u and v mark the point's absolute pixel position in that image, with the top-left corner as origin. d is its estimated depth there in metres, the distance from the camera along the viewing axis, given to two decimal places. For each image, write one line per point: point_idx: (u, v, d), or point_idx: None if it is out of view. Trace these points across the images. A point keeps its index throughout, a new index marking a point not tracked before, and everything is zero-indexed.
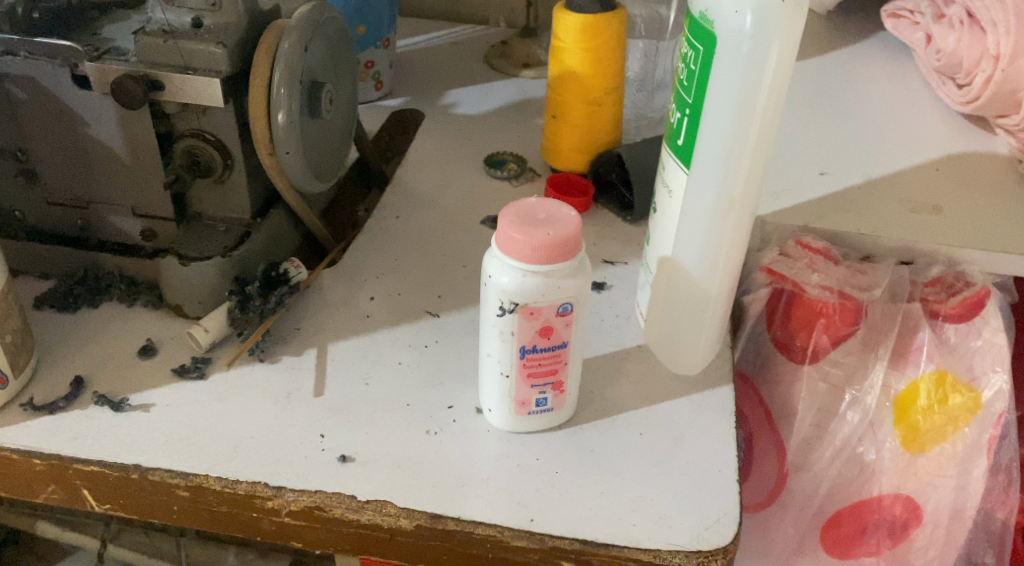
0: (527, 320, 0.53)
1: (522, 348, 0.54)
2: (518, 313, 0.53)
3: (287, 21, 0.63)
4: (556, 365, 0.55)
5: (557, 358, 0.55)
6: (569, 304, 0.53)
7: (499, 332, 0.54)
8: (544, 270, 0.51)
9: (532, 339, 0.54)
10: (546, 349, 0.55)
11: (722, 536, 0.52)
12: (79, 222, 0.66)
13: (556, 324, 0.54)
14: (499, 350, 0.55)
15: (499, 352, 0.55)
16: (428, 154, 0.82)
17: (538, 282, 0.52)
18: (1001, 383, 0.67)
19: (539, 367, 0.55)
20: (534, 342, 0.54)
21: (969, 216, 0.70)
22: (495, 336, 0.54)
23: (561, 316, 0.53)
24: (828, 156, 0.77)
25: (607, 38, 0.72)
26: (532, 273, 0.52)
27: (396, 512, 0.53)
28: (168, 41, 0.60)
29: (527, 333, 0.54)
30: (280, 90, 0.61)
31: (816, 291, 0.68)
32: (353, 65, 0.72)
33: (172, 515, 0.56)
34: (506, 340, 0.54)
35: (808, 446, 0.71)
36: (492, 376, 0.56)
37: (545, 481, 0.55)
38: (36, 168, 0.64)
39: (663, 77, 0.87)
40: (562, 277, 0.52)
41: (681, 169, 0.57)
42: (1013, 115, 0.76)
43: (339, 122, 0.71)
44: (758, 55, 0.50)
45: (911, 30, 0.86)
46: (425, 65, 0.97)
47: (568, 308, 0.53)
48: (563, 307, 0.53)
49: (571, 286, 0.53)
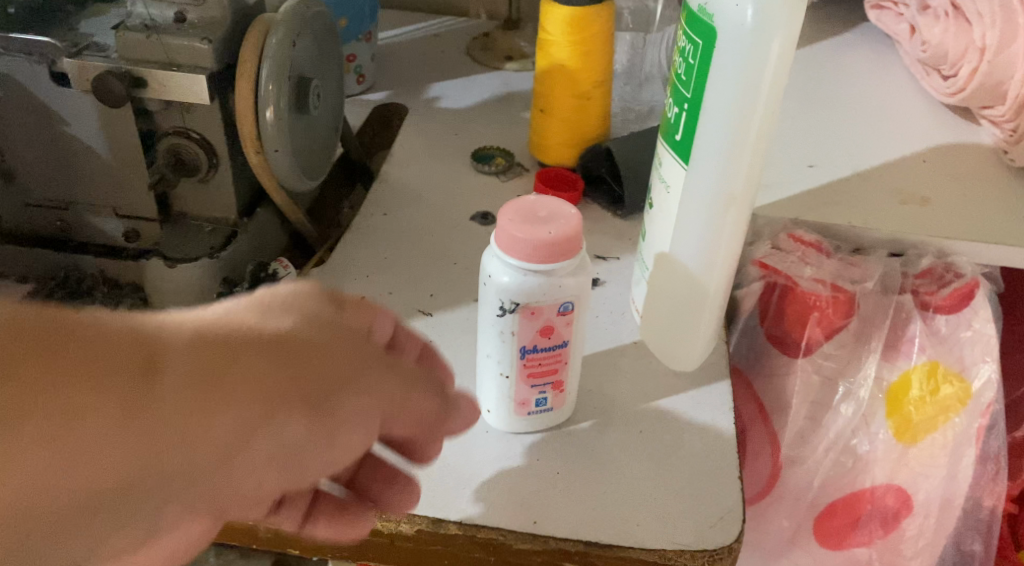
0: (528, 320, 0.52)
1: (521, 348, 0.53)
2: (519, 313, 0.52)
3: (273, 15, 0.62)
4: (556, 365, 0.55)
5: (558, 358, 0.54)
6: (570, 303, 0.52)
7: (500, 331, 0.53)
8: (544, 269, 0.51)
9: (533, 339, 0.53)
10: (547, 349, 0.54)
11: (726, 534, 0.52)
12: (59, 223, 0.64)
13: (557, 323, 0.53)
14: (499, 350, 0.54)
15: (499, 352, 0.54)
16: (413, 149, 0.81)
17: (538, 281, 0.51)
18: (989, 373, 0.68)
19: (540, 367, 0.54)
20: (534, 342, 0.53)
21: (957, 207, 0.70)
22: (494, 334, 0.54)
23: (561, 314, 0.53)
24: (817, 148, 0.77)
25: (595, 30, 0.71)
26: (532, 273, 0.51)
27: (396, 516, 0.52)
28: (150, 36, 0.58)
29: (528, 333, 0.53)
30: (268, 86, 0.60)
31: (809, 283, 0.68)
32: (339, 59, 0.70)
33: None
34: (505, 338, 0.53)
35: (802, 439, 0.71)
36: (492, 376, 0.55)
37: (547, 483, 0.54)
38: (13, 168, 0.62)
39: (651, 70, 0.87)
40: (564, 276, 0.51)
41: (679, 163, 0.56)
42: (998, 107, 0.75)
43: (326, 118, 0.70)
44: (761, 48, 0.50)
45: (896, 21, 0.87)
46: (407, 59, 0.96)
47: (569, 307, 0.53)
48: (564, 306, 0.52)
49: (572, 284, 0.52)
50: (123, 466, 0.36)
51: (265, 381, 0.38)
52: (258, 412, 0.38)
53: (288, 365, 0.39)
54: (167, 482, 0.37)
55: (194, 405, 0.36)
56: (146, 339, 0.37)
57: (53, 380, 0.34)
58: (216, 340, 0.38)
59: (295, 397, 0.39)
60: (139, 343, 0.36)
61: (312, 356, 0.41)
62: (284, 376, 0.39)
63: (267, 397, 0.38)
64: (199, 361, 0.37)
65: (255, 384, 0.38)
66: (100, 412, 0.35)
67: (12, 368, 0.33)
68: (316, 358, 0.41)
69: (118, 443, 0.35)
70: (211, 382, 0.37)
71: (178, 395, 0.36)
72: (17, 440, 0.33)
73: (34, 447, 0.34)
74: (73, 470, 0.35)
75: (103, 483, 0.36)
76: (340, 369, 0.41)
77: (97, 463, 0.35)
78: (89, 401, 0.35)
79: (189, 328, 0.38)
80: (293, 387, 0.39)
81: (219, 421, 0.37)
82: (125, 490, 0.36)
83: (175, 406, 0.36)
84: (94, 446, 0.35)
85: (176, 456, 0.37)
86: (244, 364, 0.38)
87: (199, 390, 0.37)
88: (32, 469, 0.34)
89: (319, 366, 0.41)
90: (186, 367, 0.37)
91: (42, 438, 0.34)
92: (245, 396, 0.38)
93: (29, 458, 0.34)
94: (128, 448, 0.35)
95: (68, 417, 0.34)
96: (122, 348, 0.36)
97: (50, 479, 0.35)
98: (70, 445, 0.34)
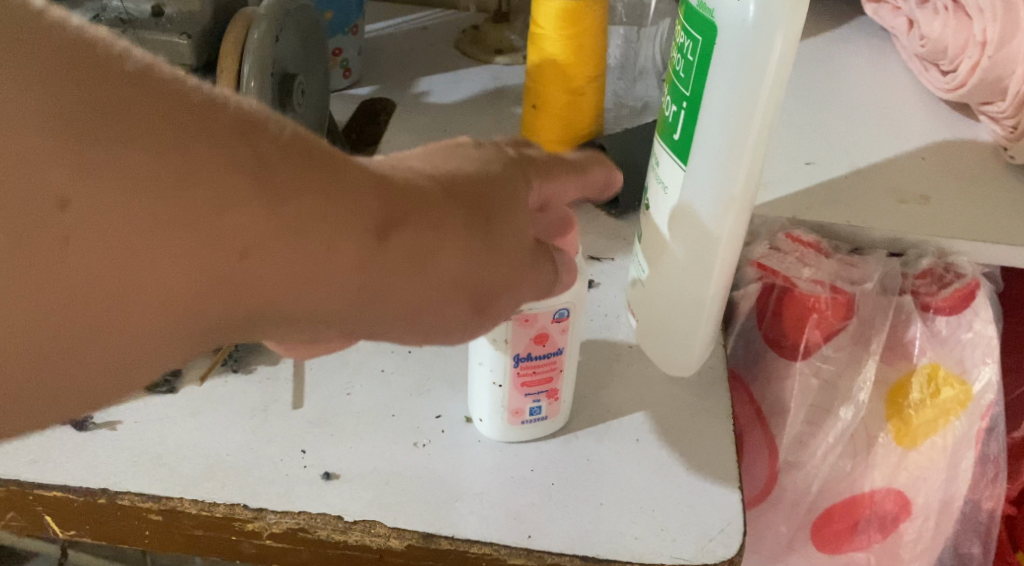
0: (522, 328, 0.51)
1: (515, 356, 0.52)
2: (513, 321, 0.51)
3: (257, 10, 0.62)
4: (551, 373, 0.53)
5: (552, 366, 0.53)
6: (565, 309, 0.51)
7: (493, 339, 0.52)
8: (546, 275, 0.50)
9: (527, 347, 0.52)
10: (541, 357, 0.53)
11: (727, 547, 0.50)
12: None
13: (552, 330, 0.52)
14: (492, 358, 0.53)
15: (492, 360, 0.53)
16: (401, 146, 0.79)
17: None
18: (990, 374, 0.66)
19: (534, 375, 0.53)
20: (528, 351, 0.52)
21: (957, 206, 0.68)
22: (487, 341, 0.52)
23: (557, 321, 0.51)
24: (814, 146, 0.75)
25: (588, 24, 0.69)
26: None
27: (385, 531, 0.50)
28: (127, 32, 0.61)
29: (522, 341, 0.52)
30: (251, 83, 0.58)
31: (807, 285, 0.66)
32: (325, 54, 0.70)
33: (144, 540, 0.52)
34: (498, 346, 0.52)
35: (801, 444, 0.69)
36: (484, 386, 0.53)
37: (542, 494, 0.52)
38: None
39: (645, 64, 0.85)
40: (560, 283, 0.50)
41: (677, 164, 0.54)
42: (997, 103, 0.73)
43: (311, 114, 0.68)
44: (763, 45, 0.48)
45: (893, 14, 0.85)
46: (394, 52, 0.93)
47: (563, 314, 0.51)
48: (560, 313, 0.51)
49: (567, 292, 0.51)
50: (346, 303, 0.39)
51: (470, 258, 0.42)
52: (440, 291, 0.42)
53: (483, 257, 0.43)
54: (370, 322, 0.41)
55: (410, 268, 0.40)
56: (389, 198, 0.40)
57: (330, 216, 0.38)
58: (444, 205, 0.42)
59: (470, 287, 0.43)
60: (389, 199, 0.40)
61: (501, 246, 0.43)
62: (472, 267, 0.42)
63: (464, 272, 0.42)
64: (424, 235, 0.40)
65: (462, 261, 0.42)
66: (343, 251, 0.38)
67: (304, 193, 0.37)
68: (503, 253, 0.43)
69: (345, 282, 0.39)
70: (433, 250, 0.41)
71: (399, 260, 0.40)
72: (278, 256, 0.37)
73: (288, 267, 0.37)
74: (303, 293, 0.38)
75: (333, 311, 0.40)
76: (512, 270, 0.44)
77: (324, 292, 0.39)
78: (337, 243, 0.38)
79: (419, 192, 0.41)
80: (474, 280, 0.43)
81: (426, 283, 0.41)
82: (337, 318, 0.40)
83: (395, 267, 0.40)
84: (324, 278, 0.38)
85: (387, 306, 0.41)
86: (452, 249, 0.41)
87: (412, 259, 0.40)
88: (290, 286, 0.38)
89: (499, 261, 0.43)
90: (416, 235, 0.40)
91: (302, 260, 0.37)
92: (452, 268, 0.42)
93: (292, 274, 0.38)
94: (346, 289, 0.39)
95: (330, 252, 0.38)
96: (378, 201, 0.39)
97: (297, 300, 0.38)
98: (311, 271, 0.38)
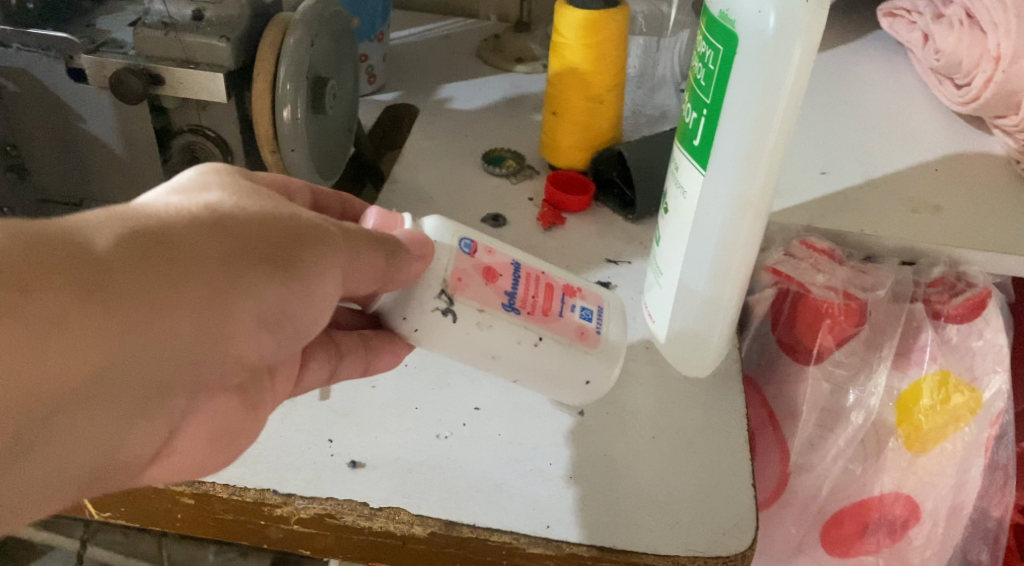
0: (470, 286, 0.52)
1: (505, 306, 0.52)
2: (456, 291, 0.51)
3: (293, 14, 0.64)
4: (538, 283, 0.54)
5: (531, 277, 0.54)
6: (466, 240, 0.53)
7: (480, 322, 0.52)
8: (435, 235, 0.52)
9: (497, 292, 0.52)
10: (513, 281, 0.53)
11: (740, 541, 0.52)
12: (79, 199, 0.71)
13: (484, 258, 0.53)
14: (504, 335, 0.52)
15: (506, 336, 0.52)
16: (425, 151, 0.81)
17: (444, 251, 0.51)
18: (1001, 383, 0.68)
19: (531, 295, 0.53)
20: (502, 293, 0.53)
21: (969, 216, 0.70)
22: (478, 333, 0.52)
23: (473, 254, 0.52)
24: (827, 156, 0.76)
25: (609, 34, 0.71)
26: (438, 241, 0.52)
27: (409, 519, 0.52)
28: (169, 34, 0.64)
29: (485, 292, 0.52)
30: (287, 85, 0.62)
31: (821, 291, 0.67)
32: (355, 59, 0.72)
33: (176, 523, 0.54)
34: (485, 321, 0.52)
35: (811, 447, 0.70)
36: (533, 354, 0.53)
37: (560, 487, 0.54)
38: (34, 150, 0.69)
39: (663, 74, 0.87)
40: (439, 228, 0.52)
41: (694, 168, 0.56)
42: (1011, 116, 0.75)
43: (340, 117, 0.71)
44: (783, 55, 0.50)
45: (909, 28, 0.87)
46: (417, 59, 0.96)
47: (469, 243, 0.53)
48: (467, 246, 0.52)
49: (445, 232, 0.52)
50: (104, 340, 0.40)
51: (208, 239, 0.43)
52: (211, 283, 0.42)
53: (228, 232, 0.43)
54: (160, 348, 0.41)
55: (150, 273, 0.41)
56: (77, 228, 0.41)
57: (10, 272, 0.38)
58: (155, 217, 0.42)
59: (245, 264, 0.43)
60: (75, 231, 0.40)
61: (248, 221, 0.44)
62: (223, 243, 0.43)
63: (220, 256, 0.43)
64: (140, 241, 0.41)
65: (204, 251, 0.42)
66: (49, 290, 0.39)
67: None
68: (252, 223, 0.44)
69: (87, 321, 0.39)
70: (157, 257, 0.41)
71: (128, 275, 0.40)
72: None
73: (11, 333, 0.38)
74: (50, 356, 0.39)
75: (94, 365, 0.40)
76: (281, 233, 0.45)
77: (71, 341, 0.39)
78: (41, 287, 0.39)
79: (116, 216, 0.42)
80: (242, 253, 0.43)
81: (183, 281, 0.41)
82: (119, 364, 0.40)
83: (129, 283, 0.40)
84: (58, 324, 0.39)
85: (146, 334, 0.41)
86: (187, 240, 0.42)
87: (148, 265, 0.41)
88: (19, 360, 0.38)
89: (257, 232, 0.44)
90: (129, 244, 0.41)
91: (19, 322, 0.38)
92: (197, 267, 0.42)
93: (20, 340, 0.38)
94: (95, 329, 0.39)
95: (35, 299, 0.38)
96: (64, 241, 0.40)
97: (36, 365, 0.38)
98: (38, 321, 0.38)
